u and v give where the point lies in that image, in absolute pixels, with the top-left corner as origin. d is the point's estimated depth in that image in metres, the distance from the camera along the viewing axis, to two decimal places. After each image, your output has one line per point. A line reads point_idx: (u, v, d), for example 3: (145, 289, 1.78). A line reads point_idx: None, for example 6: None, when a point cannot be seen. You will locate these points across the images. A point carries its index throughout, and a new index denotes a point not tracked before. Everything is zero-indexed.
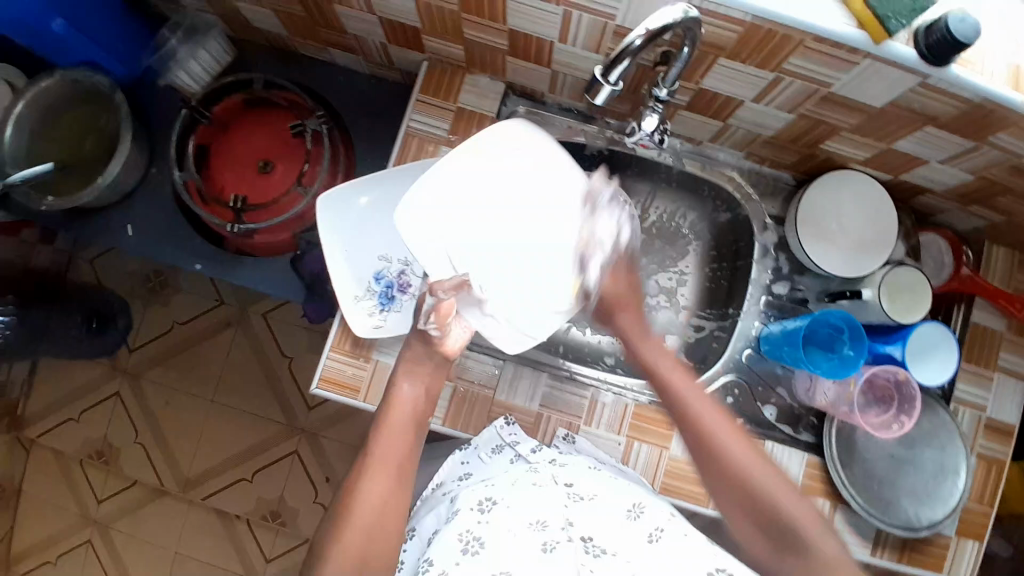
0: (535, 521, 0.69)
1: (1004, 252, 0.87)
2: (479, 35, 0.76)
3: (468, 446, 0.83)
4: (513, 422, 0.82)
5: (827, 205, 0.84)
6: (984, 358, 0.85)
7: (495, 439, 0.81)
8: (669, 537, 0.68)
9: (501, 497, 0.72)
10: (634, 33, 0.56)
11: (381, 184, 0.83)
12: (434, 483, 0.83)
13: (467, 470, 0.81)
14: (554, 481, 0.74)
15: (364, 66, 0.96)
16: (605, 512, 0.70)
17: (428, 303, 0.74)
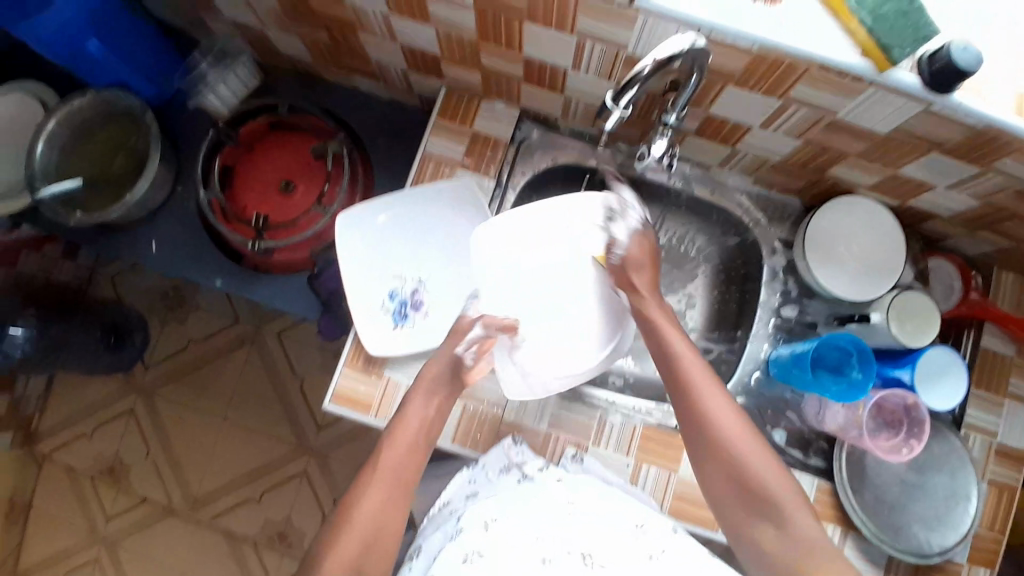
0: (536, 535, 0.70)
1: (1013, 278, 0.87)
2: (495, 62, 0.79)
3: (476, 464, 0.82)
4: (521, 442, 0.83)
5: (834, 230, 0.85)
6: (994, 383, 0.85)
7: (501, 458, 0.81)
8: (669, 557, 0.68)
9: (503, 513, 0.73)
10: (643, 62, 0.58)
11: (400, 204, 0.86)
12: (441, 500, 0.82)
13: (474, 488, 0.79)
14: (557, 500, 0.74)
15: (384, 92, 1.00)
16: (608, 527, 0.71)
17: (478, 333, 0.80)
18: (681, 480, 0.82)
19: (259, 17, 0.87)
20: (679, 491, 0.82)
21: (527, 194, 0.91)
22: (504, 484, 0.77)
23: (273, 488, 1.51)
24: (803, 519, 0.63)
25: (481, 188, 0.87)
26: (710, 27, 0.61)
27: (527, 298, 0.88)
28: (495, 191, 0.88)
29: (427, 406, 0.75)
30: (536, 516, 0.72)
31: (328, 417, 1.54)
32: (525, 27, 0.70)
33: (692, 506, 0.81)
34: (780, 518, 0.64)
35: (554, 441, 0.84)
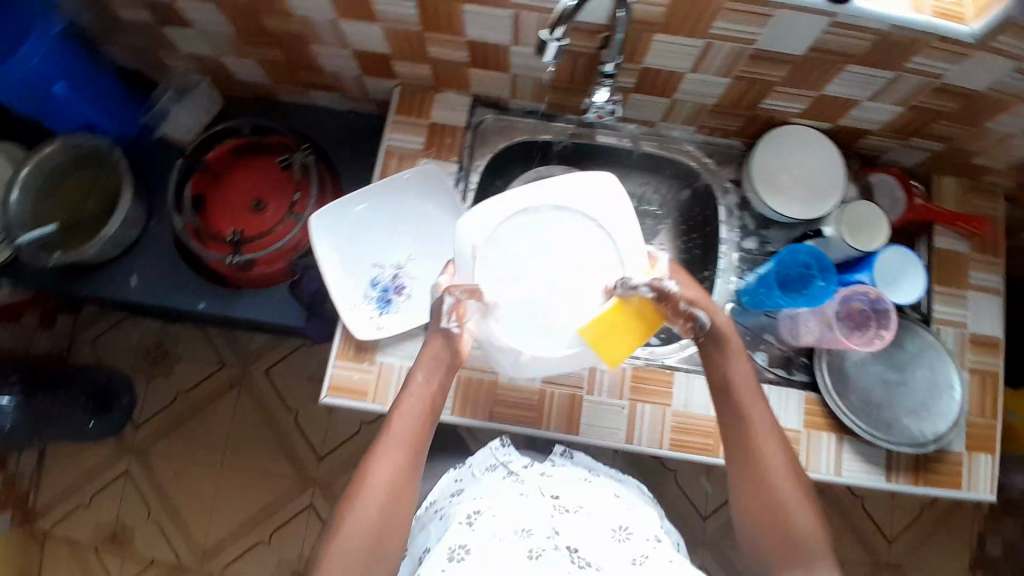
0: (520, 529, 0.71)
1: (950, 182, 0.94)
2: (442, 50, 0.84)
3: (462, 465, 0.91)
4: (507, 444, 0.92)
5: (776, 160, 0.90)
6: (953, 279, 0.91)
7: (489, 458, 0.90)
8: (653, 561, 0.69)
9: (487, 508, 0.75)
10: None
11: (373, 195, 0.89)
12: (428, 501, 0.89)
13: (458, 487, 0.87)
14: (542, 494, 0.79)
15: (341, 101, 1.04)
16: (591, 525, 0.74)
17: (446, 303, 0.73)
18: (677, 413, 0.88)
19: (215, 45, 0.92)
20: (677, 426, 0.88)
21: (489, 174, 0.96)
22: (491, 477, 0.86)
23: (283, 527, 1.48)
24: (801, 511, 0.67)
25: (444, 171, 0.91)
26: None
27: (519, 236, 0.75)
28: (459, 174, 0.92)
29: (427, 380, 0.74)
30: (522, 512, 0.74)
31: (329, 445, 1.51)
32: (462, 8, 0.76)
33: (689, 437, 0.87)
34: (811, 565, 0.65)
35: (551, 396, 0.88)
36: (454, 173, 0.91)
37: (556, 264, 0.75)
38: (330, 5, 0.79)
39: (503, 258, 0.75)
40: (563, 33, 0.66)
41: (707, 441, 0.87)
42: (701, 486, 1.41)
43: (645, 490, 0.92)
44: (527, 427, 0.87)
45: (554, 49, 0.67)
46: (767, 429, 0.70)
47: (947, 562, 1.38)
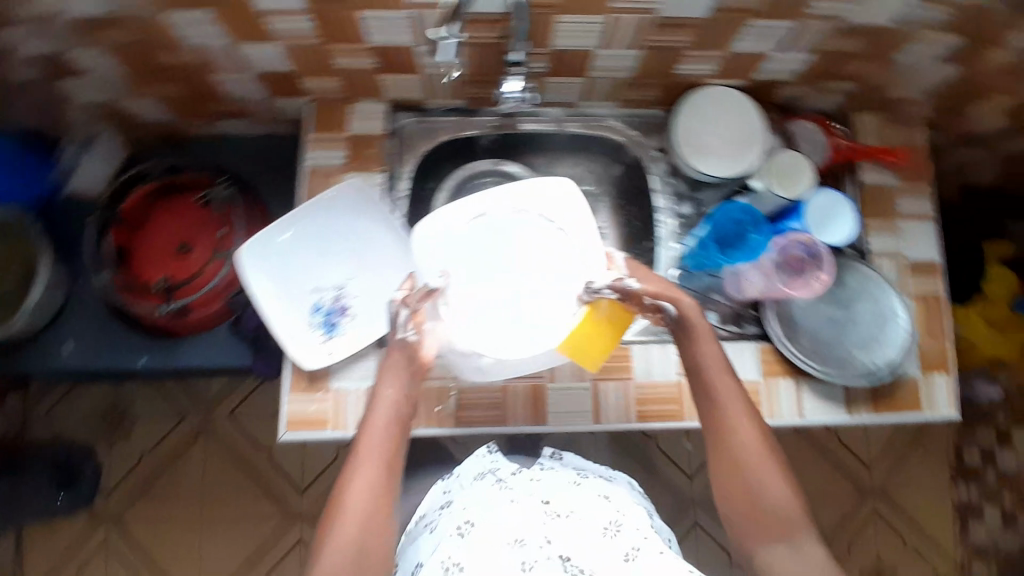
0: (513, 540, 0.73)
1: (872, 117, 0.95)
2: (350, 60, 0.81)
3: (450, 476, 0.90)
4: (496, 450, 0.92)
5: (697, 121, 0.90)
6: (886, 211, 0.92)
7: (477, 466, 0.89)
8: (644, 555, 0.72)
9: (477, 519, 0.77)
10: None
11: (298, 221, 0.85)
12: (418, 514, 0.90)
13: (448, 498, 0.86)
14: (534, 500, 0.79)
15: (255, 126, 1.00)
16: (583, 527, 0.75)
17: (402, 314, 0.73)
18: (640, 385, 0.88)
19: (109, 87, 0.88)
20: (642, 398, 0.88)
21: (420, 179, 0.93)
22: (479, 485, 0.85)
23: (276, 569, 1.44)
24: (774, 484, 0.68)
25: (372, 185, 0.88)
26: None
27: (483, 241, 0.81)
28: (388, 184, 0.89)
29: (393, 390, 0.72)
30: (516, 521, 0.75)
31: (309, 478, 1.47)
32: (361, 16, 0.73)
33: (656, 407, 0.88)
34: (790, 538, 0.66)
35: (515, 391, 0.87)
36: (382, 183, 0.88)
37: (521, 278, 0.81)
38: (222, 31, 0.76)
39: (468, 261, 0.81)
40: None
41: (674, 407, 0.87)
42: (684, 449, 1.43)
43: (635, 485, 0.92)
44: (495, 426, 0.87)
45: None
46: (741, 407, 0.71)
47: (926, 478, 1.44)
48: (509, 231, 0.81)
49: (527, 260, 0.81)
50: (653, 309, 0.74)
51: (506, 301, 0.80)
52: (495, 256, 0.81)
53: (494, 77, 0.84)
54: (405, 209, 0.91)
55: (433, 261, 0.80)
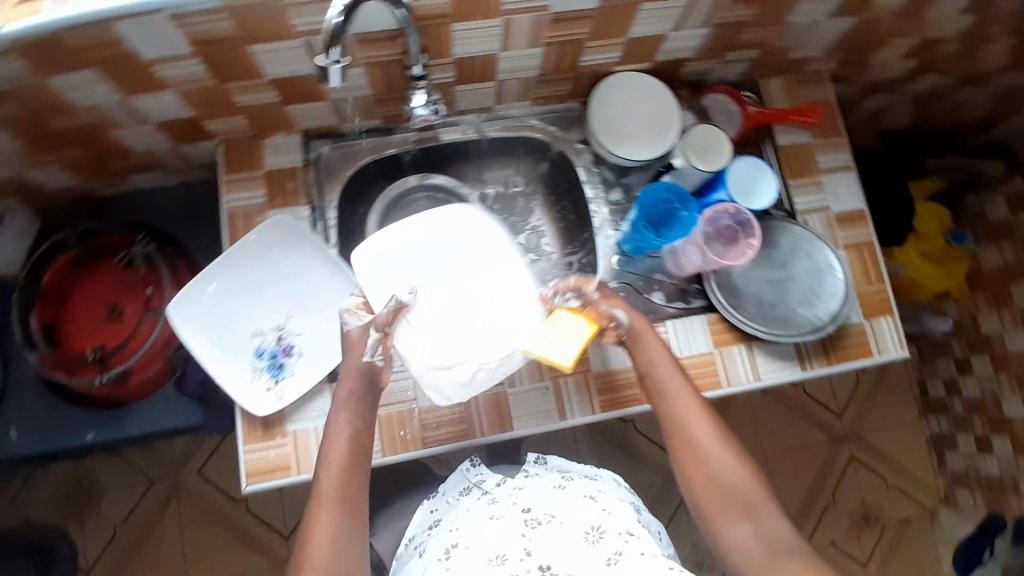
0: (495, 556, 0.71)
1: (777, 82, 0.98)
2: (249, 97, 0.80)
3: (435, 494, 0.90)
4: (478, 462, 0.92)
5: (612, 110, 0.92)
6: (806, 169, 0.95)
7: (462, 481, 0.90)
8: (627, 558, 0.69)
9: (462, 539, 0.77)
10: (331, 11, 0.55)
11: (226, 268, 0.83)
12: (408, 537, 0.89)
13: (436, 517, 0.87)
14: (516, 510, 0.78)
15: (172, 175, 0.97)
16: (562, 534, 0.73)
17: (372, 339, 0.75)
18: (598, 375, 0.88)
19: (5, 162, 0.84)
20: (601, 387, 0.88)
21: (348, 206, 0.93)
22: (466, 501, 0.86)
23: None
24: (733, 469, 0.69)
25: (298, 218, 0.86)
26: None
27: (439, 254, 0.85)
28: (314, 215, 0.87)
29: (343, 424, 0.72)
30: (497, 534, 0.75)
31: (292, 523, 1.42)
32: (251, 50, 0.72)
33: (618, 394, 0.88)
34: (756, 519, 0.67)
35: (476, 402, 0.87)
36: (307, 215, 0.86)
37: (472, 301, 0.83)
38: (111, 87, 0.74)
39: (426, 275, 0.84)
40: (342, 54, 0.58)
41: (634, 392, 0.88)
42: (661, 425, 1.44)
43: (621, 481, 0.90)
44: (462, 439, 0.86)
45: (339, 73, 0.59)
46: (686, 393, 0.73)
47: (894, 416, 1.48)
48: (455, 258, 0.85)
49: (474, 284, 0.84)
50: (607, 321, 0.77)
51: (459, 323, 0.80)
52: (452, 268, 0.85)
53: (399, 94, 0.84)
54: (337, 238, 0.89)
55: (393, 285, 0.82)
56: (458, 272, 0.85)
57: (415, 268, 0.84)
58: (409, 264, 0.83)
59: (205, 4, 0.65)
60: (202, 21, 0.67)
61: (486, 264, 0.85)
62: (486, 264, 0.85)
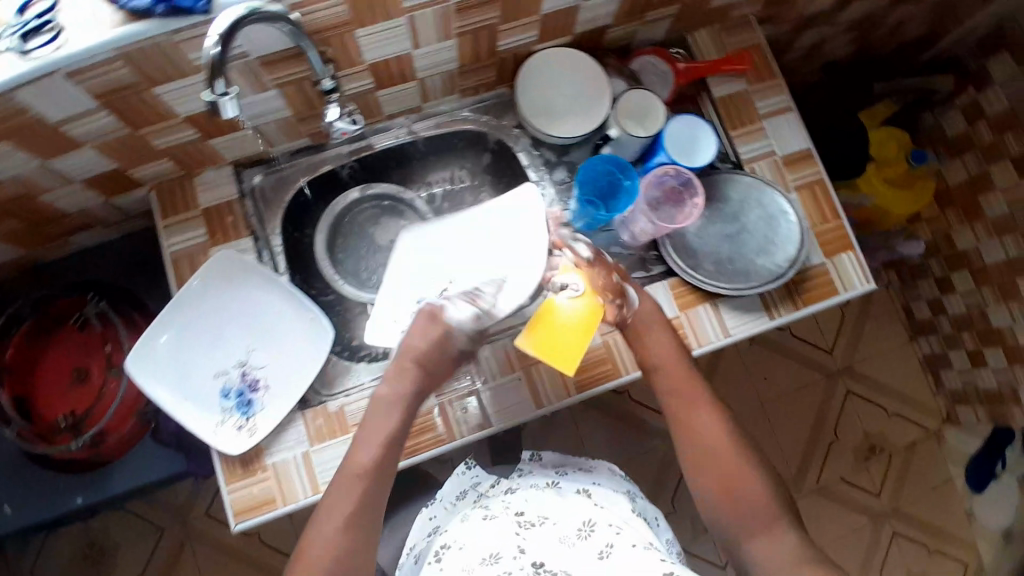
0: (488, 555, 0.70)
1: (704, 33, 0.95)
2: (168, 138, 0.79)
3: (433, 502, 0.91)
4: (473, 465, 0.93)
5: (540, 89, 0.90)
6: (746, 117, 0.92)
7: (459, 485, 0.91)
8: (618, 550, 0.68)
9: (457, 540, 0.75)
10: (207, 43, 0.55)
11: (177, 313, 0.82)
12: (406, 547, 0.89)
13: (435, 523, 0.88)
14: (508, 510, 0.77)
15: (114, 228, 0.96)
16: (556, 535, 0.71)
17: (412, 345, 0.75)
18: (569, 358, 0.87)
19: None
20: (574, 369, 0.87)
21: (290, 229, 0.91)
22: (463, 505, 0.87)
23: None
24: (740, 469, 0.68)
25: (241, 252, 0.84)
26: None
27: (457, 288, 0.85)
28: (259, 246, 0.86)
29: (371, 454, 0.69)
30: (489, 535, 0.73)
31: None
32: (155, 92, 0.71)
33: (591, 372, 0.86)
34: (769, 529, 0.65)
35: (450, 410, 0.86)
36: (250, 247, 0.84)
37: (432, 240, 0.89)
38: (25, 154, 0.73)
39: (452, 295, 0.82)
40: (229, 85, 0.57)
41: (606, 367, 0.86)
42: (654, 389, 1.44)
43: (616, 470, 0.90)
44: (442, 445, 0.85)
45: (231, 104, 0.58)
46: (696, 392, 0.73)
47: (885, 345, 1.48)
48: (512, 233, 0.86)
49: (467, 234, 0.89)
50: (616, 296, 0.77)
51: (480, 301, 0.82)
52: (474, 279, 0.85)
53: (317, 111, 0.82)
54: (286, 264, 0.89)
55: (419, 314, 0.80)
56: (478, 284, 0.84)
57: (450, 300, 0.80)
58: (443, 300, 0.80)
59: (96, 56, 0.64)
60: (100, 73, 0.66)
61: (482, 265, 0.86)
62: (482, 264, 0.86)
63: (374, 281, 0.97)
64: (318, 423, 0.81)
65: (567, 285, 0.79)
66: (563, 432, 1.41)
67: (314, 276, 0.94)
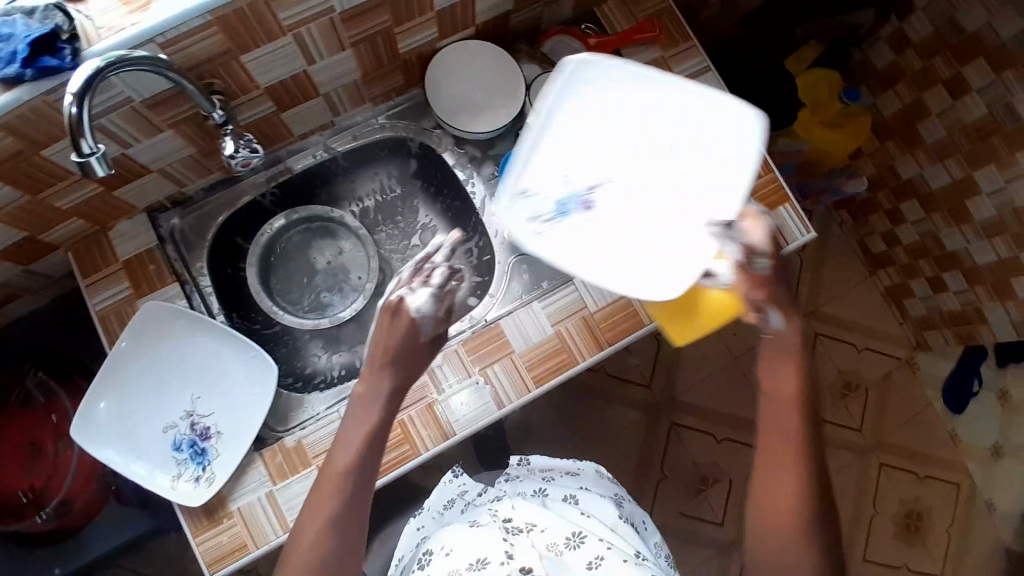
0: (475, 561, 0.66)
1: (613, 5, 0.91)
2: (70, 197, 0.75)
3: (420, 511, 0.84)
4: (460, 473, 0.85)
5: (450, 86, 0.89)
6: None
7: (446, 494, 0.84)
8: (608, 565, 0.66)
9: (442, 545, 0.70)
10: (64, 103, 0.53)
11: (113, 374, 0.80)
12: (391, 560, 0.82)
13: (422, 534, 0.81)
14: (494, 517, 0.72)
15: (41, 294, 0.92)
16: (545, 543, 0.69)
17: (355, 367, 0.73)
18: (523, 355, 0.81)
19: None
20: (529, 362, 0.81)
21: (217, 268, 0.89)
22: (450, 516, 0.81)
23: None
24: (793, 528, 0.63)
25: (169, 300, 0.81)
26: (133, 44, 0.61)
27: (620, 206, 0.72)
28: (189, 289, 0.85)
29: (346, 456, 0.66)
30: (476, 537, 0.68)
31: None
32: (45, 155, 0.68)
33: (549, 365, 0.81)
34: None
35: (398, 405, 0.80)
36: (178, 292, 0.82)
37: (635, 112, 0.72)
38: None
39: (609, 213, 0.71)
40: (97, 142, 0.55)
41: (565, 356, 0.81)
42: (630, 362, 1.43)
43: (604, 472, 0.87)
44: (410, 459, 0.79)
45: (103, 162, 0.56)
46: (792, 438, 0.65)
47: (848, 283, 1.49)
48: (713, 167, 0.70)
49: (666, 132, 0.72)
50: (755, 310, 0.67)
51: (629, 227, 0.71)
52: (641, 191, 0.72)
53: (220, 145, 0.80)
54: (220, 304, 0.87)
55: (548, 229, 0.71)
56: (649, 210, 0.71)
57: (601, 224, 0.71)
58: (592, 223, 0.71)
59: None
60: None
61: (652, 186, 0.72)
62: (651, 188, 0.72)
63: (317, 304, 0.98)
64: (278, 462, 0.79)
65: (716, 272, 0.67)
66: (545, 418, 1.40)
67: (255, 310, 0.94)
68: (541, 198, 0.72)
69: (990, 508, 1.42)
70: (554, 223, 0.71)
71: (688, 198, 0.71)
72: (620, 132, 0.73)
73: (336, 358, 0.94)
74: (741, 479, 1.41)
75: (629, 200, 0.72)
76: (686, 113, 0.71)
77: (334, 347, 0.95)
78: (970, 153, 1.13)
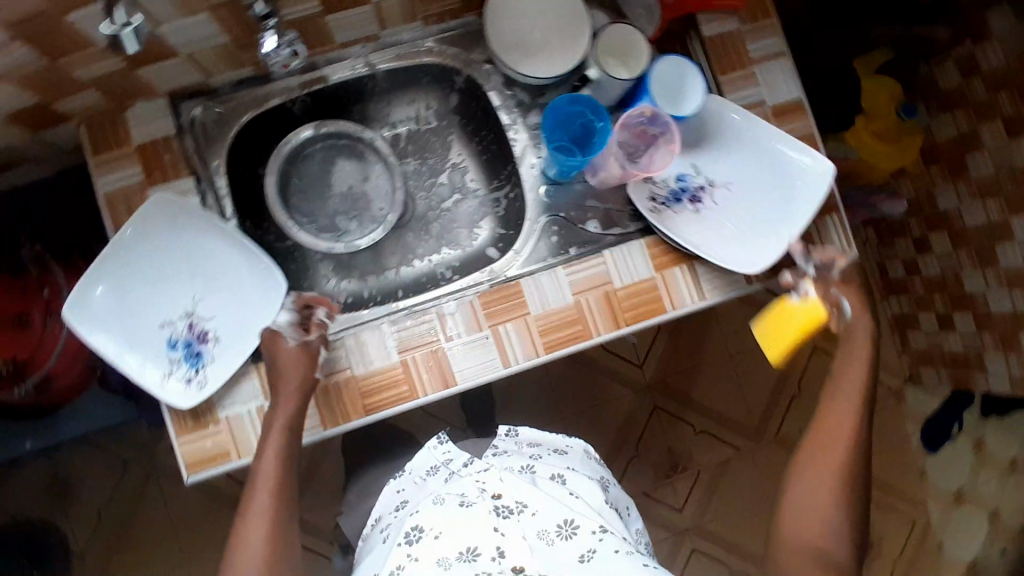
0: (465, 550, 0.66)
1: None
2: (91, 66, 0.70)
3: (402, 472, 0.82)
4: (446, 438, 0.82)
5: (510, 22, 0.84)
6: (734, 59, 0.84)
7: (430, 459, 0.81)
8: (601, 558, 0.67)
9: (430, 525, 0.69)
10: None
11: (112, 259, 0.76)
12: (373, 518, 0.82)
13: (401, 498, 0.79)
14: (482, 495, 0.71)
15: (48, 163, 0.87)
16: (536, 530, 0.68)
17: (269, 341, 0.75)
18: (538, 320, 0.79)
19: None
20: (543, 328, 0.78)
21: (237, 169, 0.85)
22: (432, 483, 0.77)
23: None
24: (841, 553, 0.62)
25: (182, 194, 0.77)
26: None
27: (730, 213, 0.82)
28: (202, 185, 0.80)
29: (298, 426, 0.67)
30: (466, 526, 0.68)
31: None
32: (71, 19, 0.63)
33: (560, 331, 0.78)
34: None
35: (338, 364, 0.77)
36: (192, 187, 0.78)
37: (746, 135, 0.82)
38: None
39: (723, 217, 0.82)
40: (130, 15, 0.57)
41: (577, 328, 0.78)
42: (628, 341, 1.42)
43: (591, 453, 0.86)
44: (405, 402, 0.77)
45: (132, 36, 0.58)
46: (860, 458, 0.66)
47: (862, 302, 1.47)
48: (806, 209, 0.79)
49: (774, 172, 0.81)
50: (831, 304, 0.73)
51: (739, 230, 0.81)
52: (748, 203, 0.82)
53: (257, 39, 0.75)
54: (233, 207, 0.83)
55: (676, 223, 0.81)
56: (750, 217, 0.81)
57: (716, 225, 0.82)
58: (708, 224, 0.82)
59: None
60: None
61: (758, 201, 0.82)
62: (757, 203, 0.82)
63: (334, 228, 0.94)
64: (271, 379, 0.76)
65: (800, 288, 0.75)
66: (535, 381, 1.39)
67: (268, 221, 0.89)
68: (660, 183, 0.84)
69: (941, 549, 1.44)
70: (666, 207, 0.82)
71: (776, 216, 0.80)
72: (735, 149, 0.83)
73: (345, 284, 0.92)
74: (711, 474, 1.42)
75: (738, 207, 0.82)
76: (796, 160, 0.80)
77: (344, 272, 0.92)
78: (1014, 195, 1.09)
